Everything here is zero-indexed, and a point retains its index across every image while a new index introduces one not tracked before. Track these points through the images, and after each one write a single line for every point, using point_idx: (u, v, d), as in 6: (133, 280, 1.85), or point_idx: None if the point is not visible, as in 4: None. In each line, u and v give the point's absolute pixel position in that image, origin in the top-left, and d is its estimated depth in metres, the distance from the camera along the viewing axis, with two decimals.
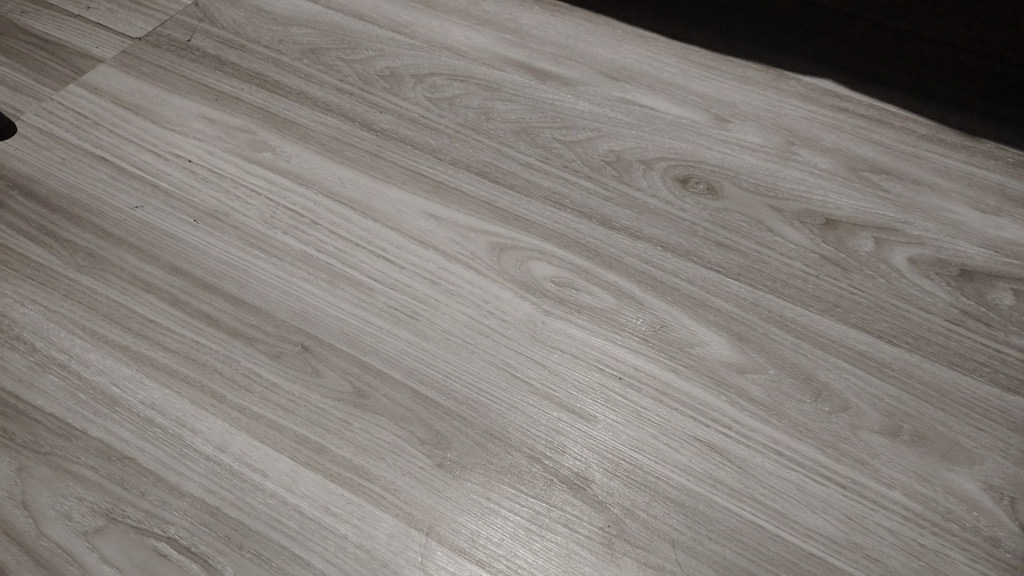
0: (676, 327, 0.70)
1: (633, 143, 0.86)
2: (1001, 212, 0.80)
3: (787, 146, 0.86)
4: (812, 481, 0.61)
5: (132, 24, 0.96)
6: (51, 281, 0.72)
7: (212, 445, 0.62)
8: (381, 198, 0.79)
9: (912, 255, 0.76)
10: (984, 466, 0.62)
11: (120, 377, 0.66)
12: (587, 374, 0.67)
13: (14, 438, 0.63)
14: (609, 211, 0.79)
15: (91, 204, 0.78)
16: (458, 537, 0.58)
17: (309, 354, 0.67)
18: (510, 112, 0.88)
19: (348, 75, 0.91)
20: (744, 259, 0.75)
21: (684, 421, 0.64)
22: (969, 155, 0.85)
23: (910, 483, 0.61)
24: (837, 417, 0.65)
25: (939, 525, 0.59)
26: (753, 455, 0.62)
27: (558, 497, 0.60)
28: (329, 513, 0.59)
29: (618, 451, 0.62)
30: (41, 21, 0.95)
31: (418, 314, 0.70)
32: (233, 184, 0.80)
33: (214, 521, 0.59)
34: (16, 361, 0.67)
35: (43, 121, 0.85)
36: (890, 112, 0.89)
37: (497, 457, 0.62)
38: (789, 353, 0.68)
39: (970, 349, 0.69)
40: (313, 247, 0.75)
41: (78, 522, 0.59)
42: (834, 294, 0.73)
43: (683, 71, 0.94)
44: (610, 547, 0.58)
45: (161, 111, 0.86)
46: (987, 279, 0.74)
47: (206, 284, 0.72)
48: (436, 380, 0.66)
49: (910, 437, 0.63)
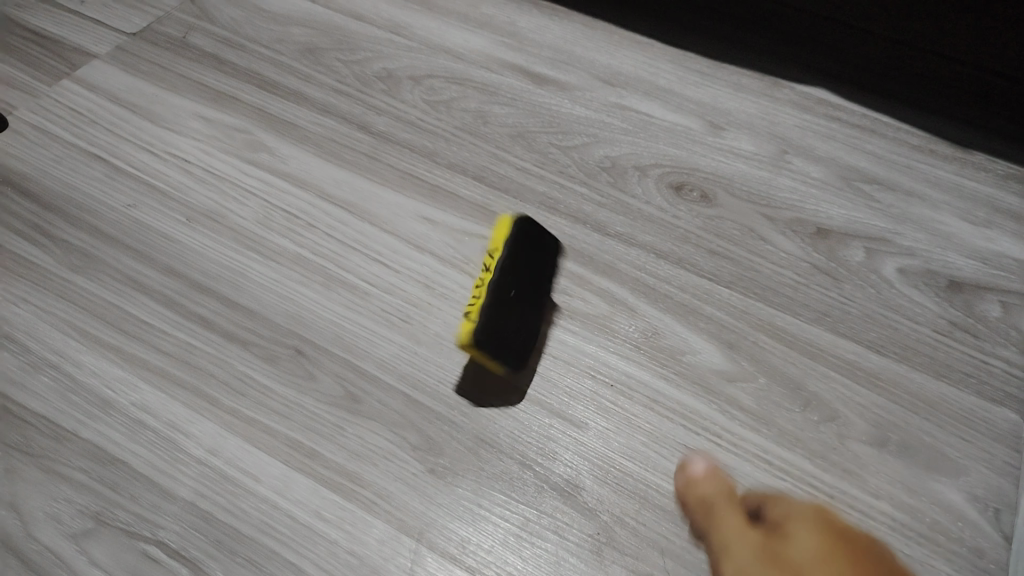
0: (668, 335, 0.70)
1: (628, 149, 0.86)
2: (991, 224, 0.81)
3: (781, 154, 0.86)
4: (800, 490, 0.62)
5: (128, 21, 0.95)
6: (44, 281, 0.72)
7: (205, 448, 0.62)
8: (378, 201, 0.79)
9: (902, 266, 0.77)
10: (970, 478, 0.63)
11: (113, 378, 0.66)
12: (580, 381, 0.67)
13: (6, 440, 0.63)
14: (604, 217, 0.79)
15: (85, 203, 0.77)
16: (448, 543, 0.58)
17: (302, 357, 0.67)
18: (506, 115, 0.88)
19: (345, 75, 0.91)
20: (736, 267, 0.76)
21: (675, 428, 0.65)
22: (960, 166, 0.86)
23: (896, 493, 0.62)
24: (825, 427, 0.65)
25: (924, 536, 0.60)
26: (742, 464, 0.63)
27: (550, 504, 0.60)
28: (321, 519, 0.59)
29: (610, 459, 0.63)
30: (36, 16, 0.95)
31: (412, 318, 0.70)
32: (228, 184, 0.80)
33: (205, 527, 0.59)
34: (10, 362, 0.67)
35: (37, 118, 0.85)
36: (884, 122, 0.90)
37: (488, 463, 0.62)
38: (780, 362, 0.69)
39: (959, 360, 0.70)
40: (308, 249, 0.75)
41: (69, 526, 0.59)
42: (825, 303, 0.73)
43: (679, 78, 0.94)
44: (599, 555, 0.58)
45: (156, 109, 0.86)
46: (976, 291, 0.75)
47: (199, 285, 0.72)
48: (429, 385, 0.66)
49: (898, 448, 0.64)
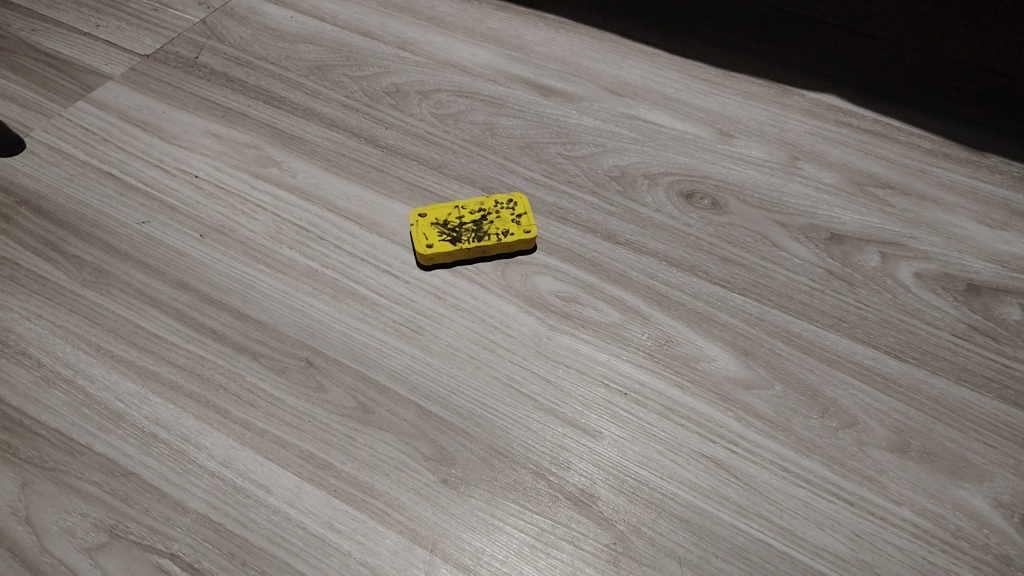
0: (683, 343, 0.70)
1: (637, 158, 0.86)
2: (1007, 226, 0.80)
3: (792, 161, 0.86)
4: (821, 498, 0.60)
5: (141, 42, 0.97)
6: (58, 296, 0.72)
7: (217, 461, 0.62)
8: (388, 214, 0.79)
9: (918, 270, 0.76)
10: (994, 484, 0.61)
11: (125, 393, 0.65)
12: (593, 390, 0.67)
13: (18, 453, 0.62)
14: (615, 225, 0.79)
15: (99, 220, 0.78)
16: (462, 554, 0.57)
17: (313, 369, 0.67)
18: (514, 127, 0.89)
19: (354, 91, 0.92)
20: (750, 274, 0.75)
21: (692, 436, 0.64)
22: (974, 169, 0.85)
23: (918, 500, 0.60)
24: (845, 434, 0.64)
25: (950, 543, 0.58)
26: (761, 473, 0.62)
27: (564, 514, 0.59)
28: (333, 530, 0.58)
29: (624, 468, 0.62)
30: (52, 39, 0.97)
31: (423, 329, 0.70)
32: (239, 200, 0.80)
33: (217, 539, 0.58)
34: (21, 376, 0.67)
35: (51, 138, 0.86)
36: (895, 127, 0.89)
37: (501, 473, 0.61)
38: (796, 368, 0.68)
39: (979, 364, 0.69)
40: (319, 262, 0.75)
41: (82, 539, 0.58)
42: (841, 308, 0.72)
43: (687, 87, 0.94)
44: (616, 564, 0.57)
45: (169, 127, 0.87)
46: (995, 294, 0.74)
47: (211, 299, 0.72)
48: (440, 396, 0.66)
49: (919, 453, 0.63)
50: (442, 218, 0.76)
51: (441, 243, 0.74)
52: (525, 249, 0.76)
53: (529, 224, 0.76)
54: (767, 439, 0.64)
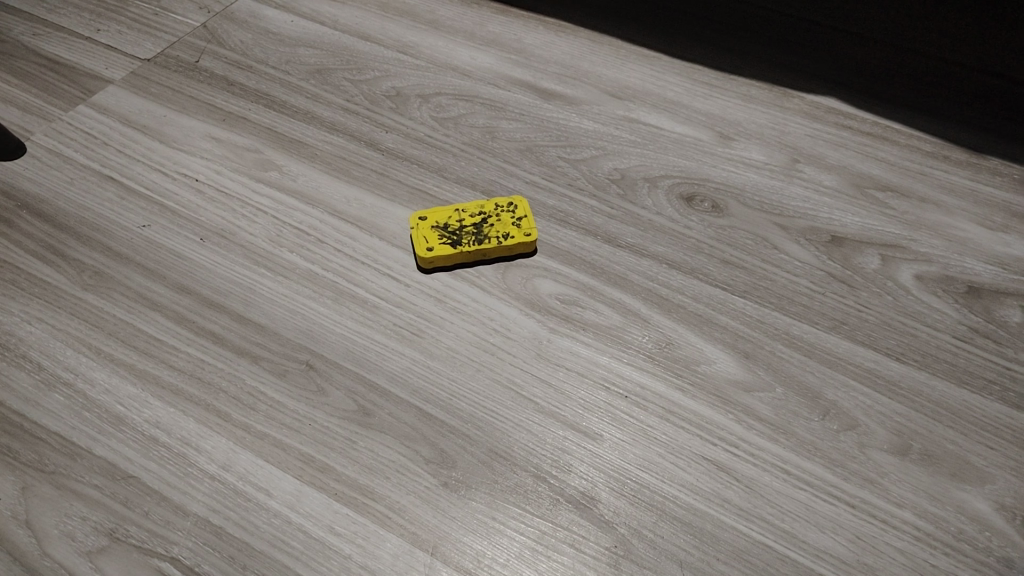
0: (683, 346, 0.70)
1: (637, 161, 0.86)
2: (1007, 228, 0.80)
3: (792, 163, 0.86)
4: (822, 500, 0.60)
5: (142, 46, 0.97)
6: (58, 300, 0.72)
7: (218, 464, 0.62)
8: (388, 217, 0.79)
9: (919, 272, 0.76)
10: (996, 486, 0.61)
11: (125, 396, 0.65)
12: (594, 392, 0.67)
13: (19, 456, 0.62)
14: (615, 228, 0.79)
15: (99, 223, 0.78)
16: (463, 557, 0.57)
17: (314, 372, 0.67)
18: (515, 130, 0.89)
19: (354, 94, 0.92)
20: (750, 276, 0.75)
21: (692, 439, 0.64)
22: (974, 171, 0.85)
23: (920, 502, 0.60)
24: (846, 436, 0.64)
25: (952, 546, 0.58)
26: (762, 475, 0.62)
27: (565, 516, 0.59)
28: (333, 533, 0.58)
29: (625, 470, 0.62)
30: (53, 43, 0.97)
31: (423, 332, 0.70)
32: (239, 203, 0.80)
33: (218, 542, 0.58)
34: (22, 379, 0.67)
35: (53, 141, 0.86)
36: (894, 129, 0.90)
37: (502, 476, 0.61)
38: (797, 371, 0.68)
39: (980, 366, 0.69)
40: (320, 265, 0.75)
41: (82, 543, 0.57)
42: (842, 311, 0.72)
43: (686, 90, 0.95)
44: (617, 567, 0.57)
45: (169, 131, 0.87)
46: (995, 296, 0.74)
47: (211, 302, 0.72)
48: (441, 399, 0.66)
49: (920, 456, 0.63)
50: (443, 220, 0.76)
51: (441, 246, 0.74)
52: (525, 252, 0.76)
53: (530, 227, 0.76)
54: (768, 441, 0.64)
